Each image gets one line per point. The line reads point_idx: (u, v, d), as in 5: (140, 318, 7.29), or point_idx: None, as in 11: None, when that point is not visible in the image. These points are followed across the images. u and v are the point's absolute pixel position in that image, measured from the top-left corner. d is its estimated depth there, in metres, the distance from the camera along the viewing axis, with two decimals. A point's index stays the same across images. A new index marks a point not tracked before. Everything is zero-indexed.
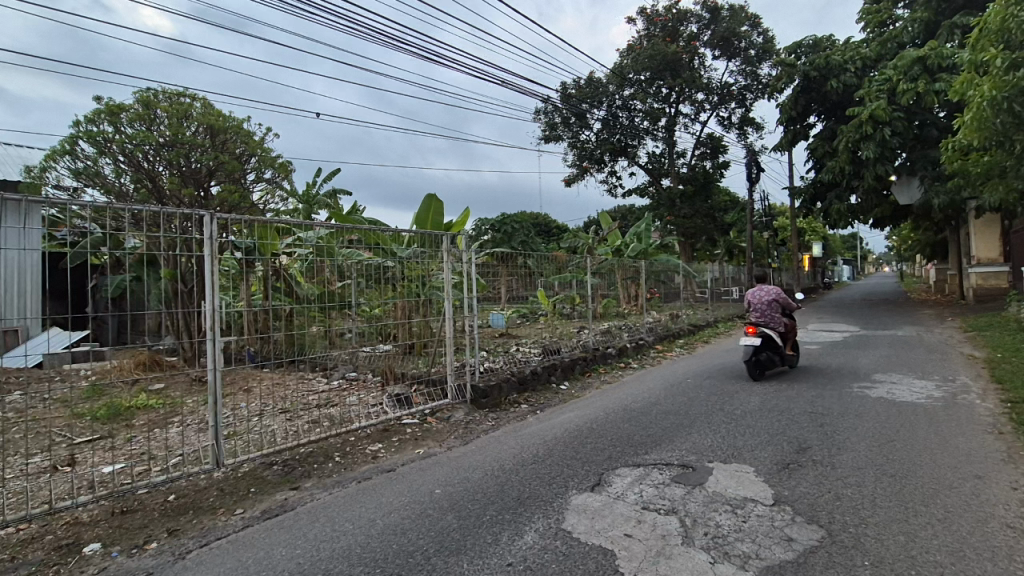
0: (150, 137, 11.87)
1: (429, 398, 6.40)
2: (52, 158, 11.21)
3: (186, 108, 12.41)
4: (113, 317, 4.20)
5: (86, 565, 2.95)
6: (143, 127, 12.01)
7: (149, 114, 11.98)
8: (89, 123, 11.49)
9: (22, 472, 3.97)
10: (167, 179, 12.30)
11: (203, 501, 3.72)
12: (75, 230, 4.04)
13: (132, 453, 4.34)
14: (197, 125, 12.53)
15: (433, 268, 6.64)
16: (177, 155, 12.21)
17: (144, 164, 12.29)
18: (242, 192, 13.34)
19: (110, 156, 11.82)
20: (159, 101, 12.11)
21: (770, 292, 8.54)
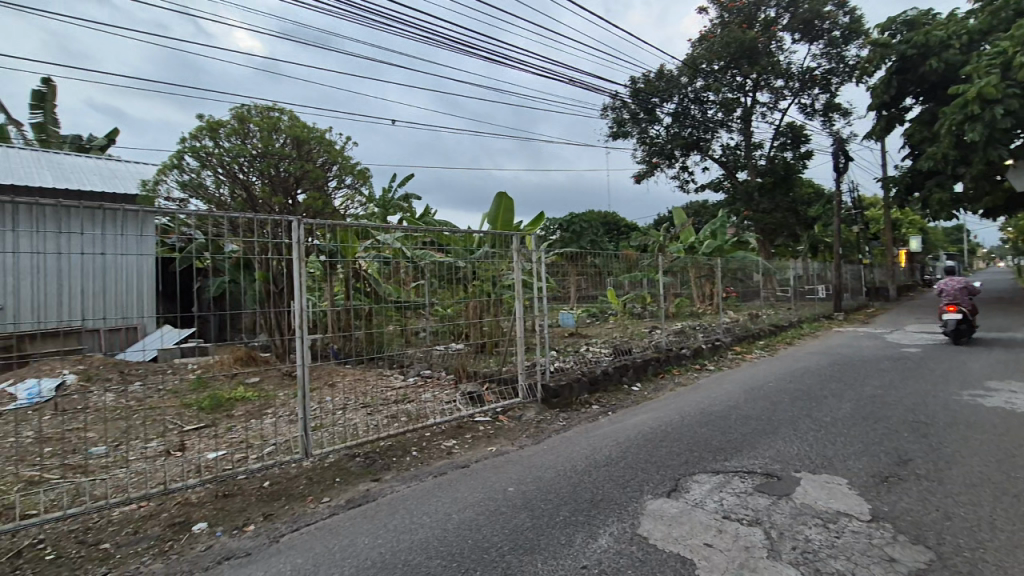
0: (244, 150, 12.85)
1: (501, 396, 6.45)
2: (163, 172, 12.41)
3: (275, 121, 13.25)
4: (214, 316, 4.54)
5: (195, 543, 3.23)
6: (239, 141, 12.99)
7: (244, 128, 12.94)
8: (193, 139, 12.62)
9: (141, 455, 4.41)
10: (259, 188, 13.29)
11: (294, 488, 3.97)
12: (182, 237, 4.49)
13: (233, 440, 4.71)
14: (285, 137, 13.42)
15: (504, 268, 6.71)
16: (268, 166, 13.15)
17: (240, 175, 13.21)
18: (325, 198, 14.17)
19: (211, 168, 12.88)
20: (252, 116, 13.02)
21: (963, 279, 10.49)
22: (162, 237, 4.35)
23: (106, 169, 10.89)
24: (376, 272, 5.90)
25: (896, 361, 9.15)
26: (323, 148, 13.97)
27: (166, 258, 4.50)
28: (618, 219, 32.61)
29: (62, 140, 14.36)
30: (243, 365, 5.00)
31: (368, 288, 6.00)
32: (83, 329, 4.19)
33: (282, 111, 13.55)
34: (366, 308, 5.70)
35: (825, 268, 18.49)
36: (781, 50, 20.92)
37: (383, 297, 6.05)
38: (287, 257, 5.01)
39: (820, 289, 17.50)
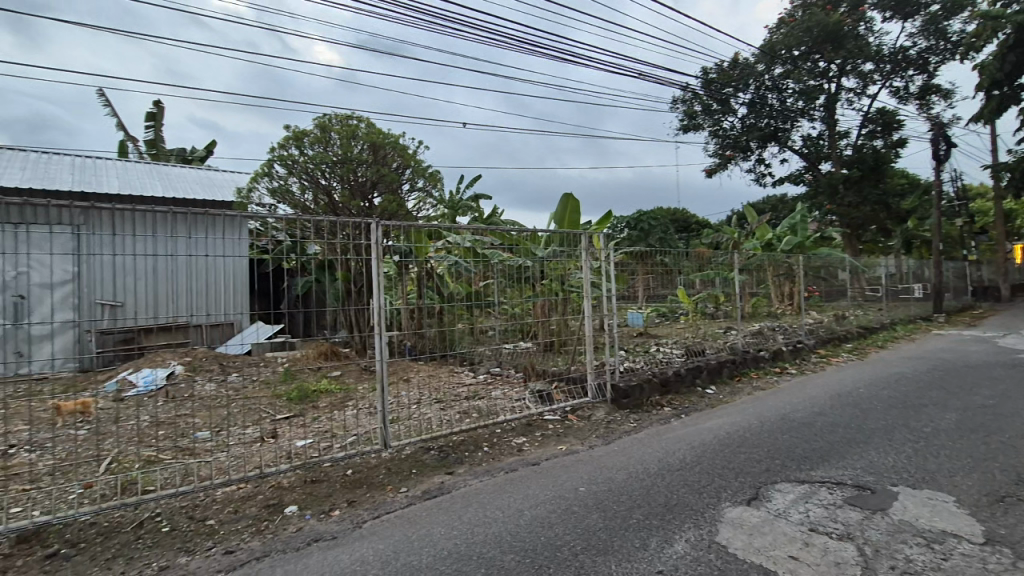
0: (326, 157, 13.61)
1: (570, 395, 6.43)
2: (255, 180, 13.42)
3: (354, 128, 13.92)
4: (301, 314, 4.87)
5: (288, 524, 3.47)
6: (321, 149, 13.76)
7: (325, 136, 13.70)
8: (281, 148, 13.53)
9: (239, 441, 4.78)
10: (339, 193, 14.03)
11: (375, 477, 4.17)
12: (272, 240, 4.83)
13: (318, 430, 5.01)
14: (363, 143, 14.02)
15: (572, 267, 6.68)
16: (345, 171, 13.82)
17: (322, 180, 14.03)
18: (399, 201, 14.72)
19: (297, 175, 13.75)
20: (333, 124, 13.76)
21: None
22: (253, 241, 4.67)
23: (206, 178, 11.92)
24: (448, 274, 6.29)
25: (1010, 367, 8.21)
26: (397, 153, 14.50)
27: (258, 260, 4.81)
28: (688, 215, 31.45)
29: (169, 153, 15.87)
30: (325, 360, 5.15)
31: (438, 288, 6.29)
32: (188, 324, 4.66)
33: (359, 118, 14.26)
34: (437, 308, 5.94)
35: (922, 265, 16.90)
36: (871, 30, 19.35)
37: (453, 297, 6.05)
38: (364, 258, 5.26)
39: (917, 287, 16.02)
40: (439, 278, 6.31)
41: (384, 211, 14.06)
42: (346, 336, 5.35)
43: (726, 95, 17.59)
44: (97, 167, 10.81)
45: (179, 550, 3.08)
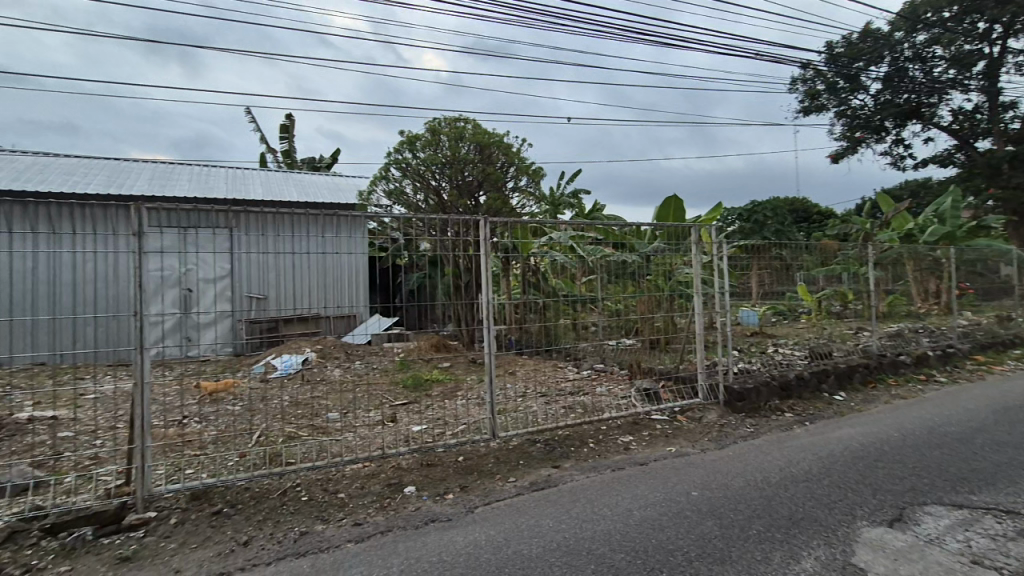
0: (437, 158, 14.28)
1: (679, 395, 6.17)
2: (375, 183, 14.47)
3: (461, 130, 14.47)
4: (413, 307, 5.15)
5: (407, 503, 3.71)
6: (431, 151, 14.44)
7: (436, 139, 14.34)
8: (396, 153, 14.42)
9: (363, 424, 5.20)
10: (447, 193, 14.64)
11: (485, 465, 4.32)
12: (388, 239, 5.08)
13: (432, 417, 5.31)
14: (470, 144, 14.52)
15: (677, 262, 6.45)
16: (455, 172, 14.45)
17: (431, 181, 14.69)
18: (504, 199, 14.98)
19: (411, 178, 14.59)
20: (443, 128, 14.41)
21: None
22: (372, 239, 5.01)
23: (331, 183, 13.10)
24: (547, 270, 6.00)
25: None
26: (502, 151, 14.83)
27: (376, 258, 5.08)
28: (809, 204, 28.69)
29: (301, 162, 17.66)
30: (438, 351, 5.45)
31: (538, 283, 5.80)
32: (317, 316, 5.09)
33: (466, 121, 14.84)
34: (541, 301, 5.74)
35: None
36: None
37: (556, 291, 5.85)
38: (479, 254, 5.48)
39: None
40: (539, 275, 5.92)
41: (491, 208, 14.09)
42: (453, 329, 5.45)
43: (856, 71, 15.78)
44: (244, 177, 12.32)
45: (316, 518, 3.42)
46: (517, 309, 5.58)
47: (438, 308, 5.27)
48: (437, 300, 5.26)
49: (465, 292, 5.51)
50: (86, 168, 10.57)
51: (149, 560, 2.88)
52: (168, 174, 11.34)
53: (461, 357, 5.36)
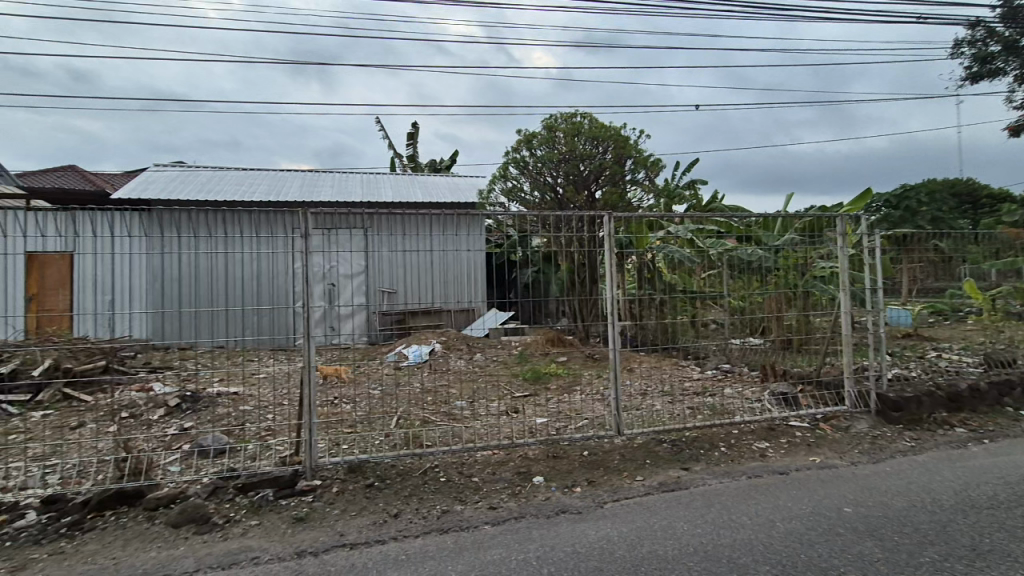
0: (554, 155, 14.02)
1: (821, 402, 5.59)
2: (493, 182, 14.54)
3: (579, 125, 14.01)
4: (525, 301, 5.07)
5: (538, 492, 3.81)
6: (547, 149, 14.14)
7: (552, 136, 14.06)
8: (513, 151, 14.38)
9: (489, 413, 5.42)
10: (564, 189, 14.21)
11: (611, 462, 4.29)
12: (501, 236, 5.11)
13: (554, 411, 5.39)
14: (587, 139, 14.01)
15: (813, 256, 5.89)
16: (573, 168, 14.04)
17: (545, 178, 14.36)
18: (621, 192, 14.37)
19: (528, 176, 14.39)
20: (559, 124, 14.05)
21: None
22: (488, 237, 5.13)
23: (452, 184, 13.77)
24: (663, 265, 5.74)
25: None
26: (620, 144, 14.20)
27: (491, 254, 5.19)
28: (977, 187, 24.51)
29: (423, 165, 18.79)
30: (553, 346, 5.24)
31: (656, 279, 5.66)
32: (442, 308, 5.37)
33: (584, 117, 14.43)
34: (658, 297, 5.57)
35: None
36: None
37: (673, 287, 5.73)
38: (596, 249, 5.32)
39: None
40: (654, 270, 5.71)
41: (606, 203, 13.80)
42: (570, 324, 5.29)
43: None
44: (375, 181, 13.39)
45: (455, 499, 3.64)
46: (632, 305, 5.37)
47: (552, 303, 5.17)
48: (551, 295, 5.17)
49: (582, 288, 5.29)
50: (251, 178, 12.21)
51: (319, 522, 3.25)
52: (313, 181, 12.68)
53: (577, 352, 5.26)
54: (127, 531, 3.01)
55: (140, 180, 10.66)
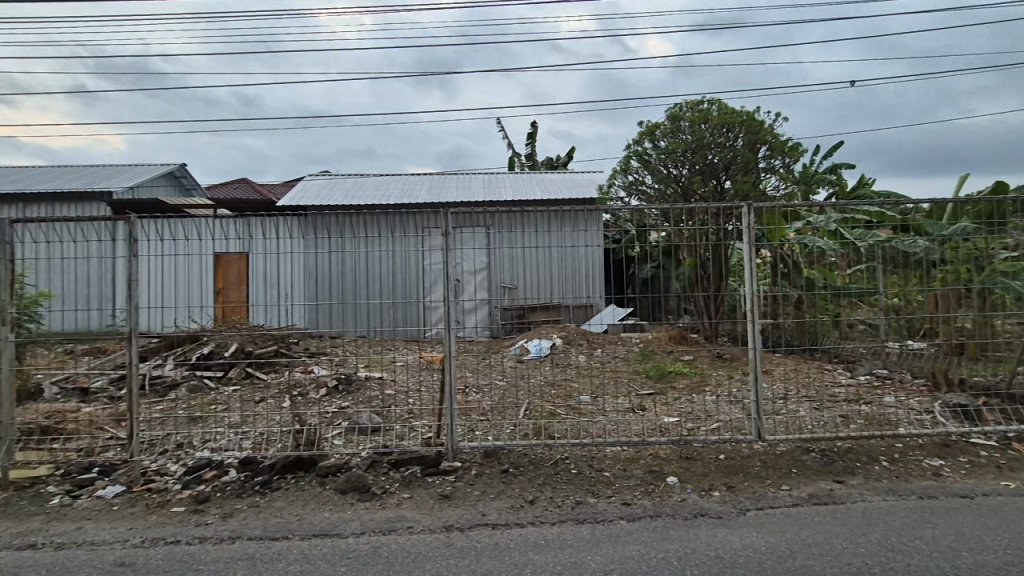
0: (680, 145, 13.13)
1: (1009, 418, 4.87)
2: (615, 177, 14.11)
3: (707, 112, 13.19)
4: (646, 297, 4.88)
5: (672, 493, 3.71)
6: (673, 138, 13.33)
7: (678, 125, 13.27)
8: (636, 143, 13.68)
9: (614, 409, 5.39)
10: (690, 180, 13.25)
11: (751, 468, 4.05)
12: (620, 232, 5.03)
13: (682, 411, 5.21)
14: (717, 126, 13.10)
15: (994, 246, 4.98)
16: (701, 158, 13.12)
17: (669, 170, 13.50)
18: (755, 181, 13.15)
19: (652, 168, 13.60)
20: (685, 113, 13.29)
21: None
22: (606, 232, 5.10)
23: (570, 180, 13.82)
24: (801, 259, 5.30)
25: None
26: (753, 130, 13.07)
27: (609, 250, 5.01)
28: None
29: (541, 163, 19.07)
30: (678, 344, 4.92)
31: (791, 273, 5.15)
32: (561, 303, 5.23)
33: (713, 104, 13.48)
34: (793, 294, 4.94)
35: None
36: None
37: (812, 283, 5.07)
38: (725, 242, 4.97)
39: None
40: (792, 264, 5.24)
41: (737, 194, 12.86)
42: (695, 321, 4.95)
43: None
44: (497, 181, 13.91)
45: (588, 491, 3.67)
46: (767, 300, 4.88)
47: (671, 299, 4.90)
48: (671, 290, 4.90)
49: (707, 284, 5.01)
50: (387, 183, 13.30)
51: (462, 501, 3.48)
52: (439, 183, 13.44)
53: (705, 351, 4.85)
54: (305, 493, 3.48)
55: (296, 188, 12.11)
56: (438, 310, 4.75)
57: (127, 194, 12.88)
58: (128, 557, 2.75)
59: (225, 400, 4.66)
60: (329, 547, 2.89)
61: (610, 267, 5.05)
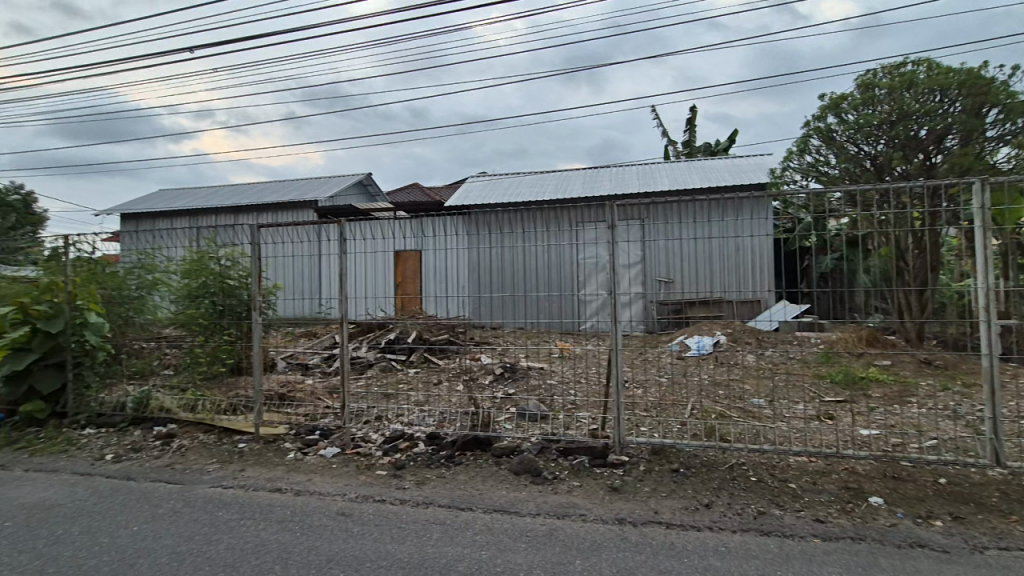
0: (874, 117, 11.47)
1: None
2: (790, 158, 12.94)
3: (912, 75, 11.19)
4: (828, 292, 4.14)
5: (877, 515, 3.23)
6: (866, 110, 11.73)
7: (870, 95, 11.64)
8: (818, 120, 12.50)
9: (794, 416, 4.90)
10: (887, 157, 11.50)
11: (985, 499, 3.36)
12: (792, 219, 4.32)
13: (883, 424, 4.52)
14: (926, 91, 11.03)
15: None
16: (903, 130, 11.15)
17: (859, 148, 12.02)
18: (980, 153, 10.75)
19: (838, 147, 12.26)
20: (880, 79, 11.54)
21: None
22: (775, 221, 4.37)
23: (733, 166, 12.80)
24: None
25: None
26: (980, 89, 10.65)
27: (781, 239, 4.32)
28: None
29: (699, 150, 18.00)
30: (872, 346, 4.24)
31: None
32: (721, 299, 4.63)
33: (920, 65, 11.33)
34: None
35: None
36: None
37: None
38: (936, 227, 4.02)
39: None
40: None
41: (953, 168, 10.59)
42: (890, 321, 4.09)
43: None
44: (652, 171, 13.43)
45: (771, 502, 3.38)
46: (1001, 297, 3.95)
47: (858, 295, 4.11)
48: (857, 284, 4.11)
49: (915, 277, 4.06)
50: (541, 180, 13.63)
51: (633, 496, 3.46)
52: (592, 177, 13.42)
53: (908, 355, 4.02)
54: (484, 470, 3.80)
55: (459, 189, 13.08)
56: (595, 303, 4.64)
57: (325, 201, 15.11)
58: (347, 508, 3.23)
59: (411, 379, 5.27)
60: (509, 523, 3.08)
61: (780, 259, 4.35)
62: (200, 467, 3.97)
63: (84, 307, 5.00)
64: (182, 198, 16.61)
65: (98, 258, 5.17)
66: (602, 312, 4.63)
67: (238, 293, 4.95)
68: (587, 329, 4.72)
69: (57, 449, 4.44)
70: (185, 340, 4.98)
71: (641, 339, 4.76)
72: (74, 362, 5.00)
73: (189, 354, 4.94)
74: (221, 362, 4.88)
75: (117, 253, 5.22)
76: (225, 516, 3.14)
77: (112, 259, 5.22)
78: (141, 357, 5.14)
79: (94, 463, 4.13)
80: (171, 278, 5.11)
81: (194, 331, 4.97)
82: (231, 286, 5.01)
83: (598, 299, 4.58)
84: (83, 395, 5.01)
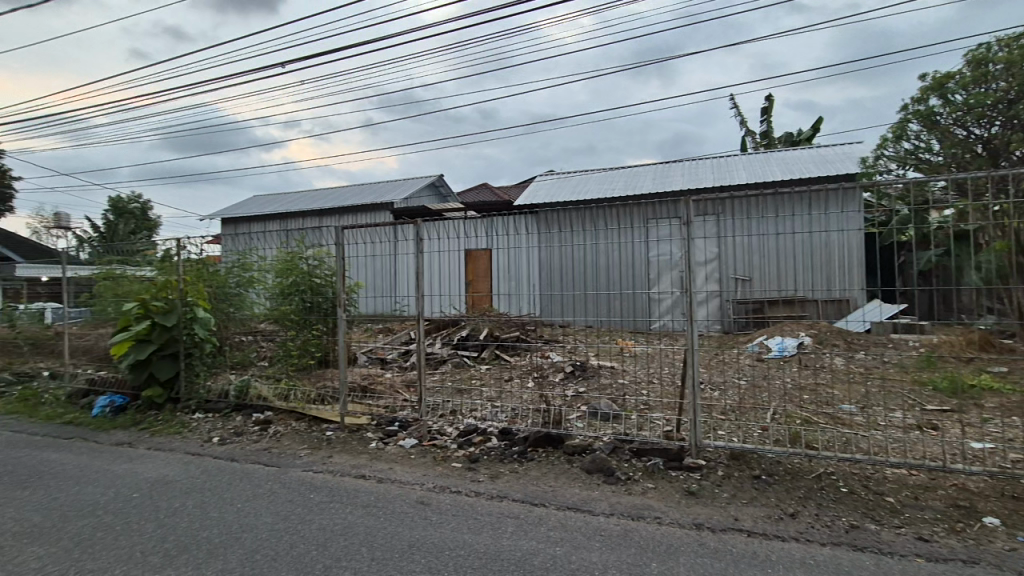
0: (993, 96, 10.72)
1: None
2: (885, 145, 11.99)
3: None
4: (929, 292, 3.83)
5: (993, 537, 2.92)
6: (978, 89, 10.98)
7: (985, 71, 10.90)
8: (919, 103, 11.63)
9: (891, 424, 4.52)
10: (1007, 138, 10.60)
11: None
12: (884, 212, 3.96)
13: (999, 437, 4.07)
14: None
15: None
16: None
17: (970, 131, 11.22)
18: None
19: (946, 130, 11.48)
20: (995, 54, 10.78)
21: None
22: (867, 215, 3.98)
23: (819, 156, 11.96)
24: None
25: None
26: None
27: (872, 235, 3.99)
28: None
29: (780, 141, 17.01)
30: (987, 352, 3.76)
31: None
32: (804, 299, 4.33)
33: None
34: None
35: None
36: None
37: None
38: None
39: None
40: None
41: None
42: (1007, 323, 3.65)
43: None
44: (727, 164, 12.85)
45: (865, 516, 3.15)
46: None
47: (966, 294, 3.75)
48: (965, 282, 3.74)
49: None
50: (610, 177, 13.44)
51: (711, 501, 3.35)
52: (664, 172, 13.06)
53: None
54: (556, 467, 3.83)
55: (528, 188, 13.19)
56: (667, 301, 4.48)
57: (400, 203, 15.76)
58: (426, 497, 3.38)
59: (482, 376, 5.40)
60: (583, 521, 3.09)
61: (871, 255, 4.00)
62: (292, 452, 4.28)
63: (194, 303, 5.54)
64: (273, 203, 17.94)
65: (204, 259, 5.70)
66: (674, 311, 4.47)
67: (324, 291, 5.28)
68: (657, 328, 4.58)
69: (173, 430, 4.96)
70: (279, 334, 5.39)
71: (717, 339, 4.53)
72: (186, 353, 5.55)
73: (282, 347, 5.36)
74: (310, 355, 5.23)
75: (220, 254, 5.73)
76: (317, 498, 3.38)
77: (215, 259, 5.74)
78: (241, 349, 5.61)
79: (203, 444, 4.57)
80: (265, 277, 5.54)
81: (287, 326, 5.36)
82: (318, 284, 5.30)
83: (669, 298, 4.44)
84: (194, 383, 5.56)
